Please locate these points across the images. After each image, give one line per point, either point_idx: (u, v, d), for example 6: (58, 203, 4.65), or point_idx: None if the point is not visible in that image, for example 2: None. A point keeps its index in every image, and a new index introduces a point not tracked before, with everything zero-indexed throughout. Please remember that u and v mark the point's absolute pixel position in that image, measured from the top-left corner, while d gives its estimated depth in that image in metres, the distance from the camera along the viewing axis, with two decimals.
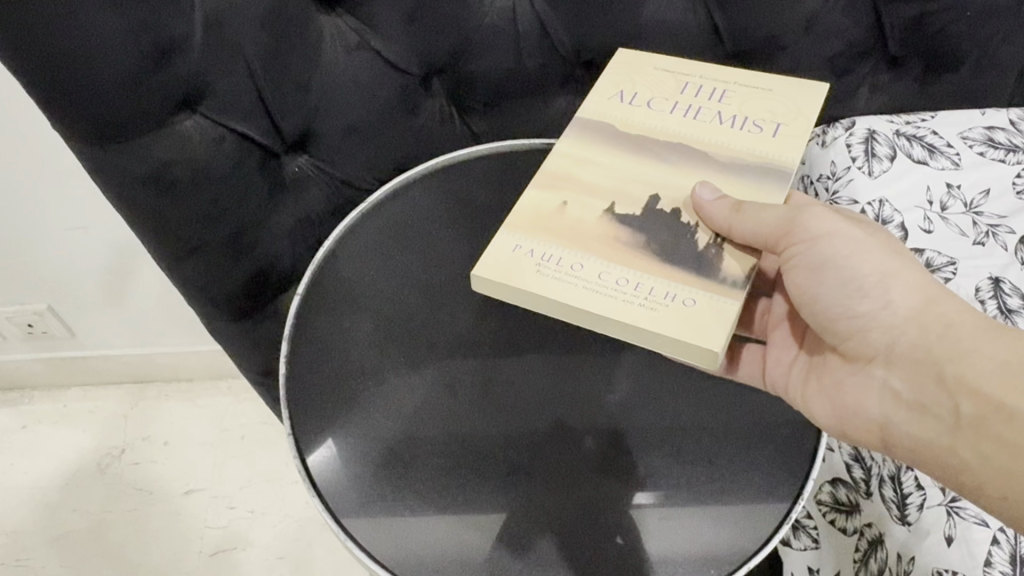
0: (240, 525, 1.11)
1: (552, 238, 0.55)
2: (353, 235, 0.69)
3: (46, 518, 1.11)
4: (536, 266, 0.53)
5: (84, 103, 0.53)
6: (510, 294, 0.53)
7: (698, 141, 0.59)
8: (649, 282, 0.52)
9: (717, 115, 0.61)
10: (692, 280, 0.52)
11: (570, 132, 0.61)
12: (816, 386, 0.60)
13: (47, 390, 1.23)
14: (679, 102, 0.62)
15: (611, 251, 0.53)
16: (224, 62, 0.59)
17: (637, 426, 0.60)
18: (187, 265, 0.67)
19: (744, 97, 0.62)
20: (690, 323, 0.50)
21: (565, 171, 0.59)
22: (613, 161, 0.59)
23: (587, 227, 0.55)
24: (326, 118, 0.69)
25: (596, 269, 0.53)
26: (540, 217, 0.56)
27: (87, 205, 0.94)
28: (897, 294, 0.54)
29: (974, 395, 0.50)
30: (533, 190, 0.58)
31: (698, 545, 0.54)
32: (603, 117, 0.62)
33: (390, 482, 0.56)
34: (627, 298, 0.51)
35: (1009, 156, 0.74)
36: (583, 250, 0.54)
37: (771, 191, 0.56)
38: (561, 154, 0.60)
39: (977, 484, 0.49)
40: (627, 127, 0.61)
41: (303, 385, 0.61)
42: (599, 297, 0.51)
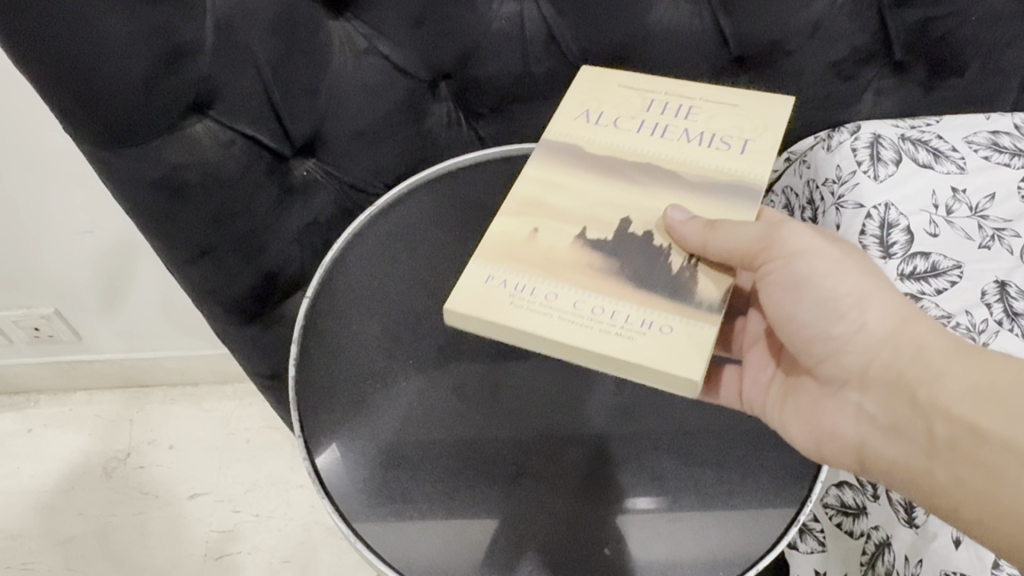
0: (245, 529, 1.11)
1: (524, 268, 0.53)
2: (359, 238, 0.69)
3: (52, 521, 1.12)
4: (510, 297, 0.52)
5: (96, 106, 0.54)
6: (484, 327, 0.52)
7: (667, 160, 0.59)
8: (624, 310, 0.51)
9: (684, 132, 0.60)
10: (669, 306, 0.51)
11: (537, 155, 0.60)
12: (791, 408, 0.58)
13: (53, 394, 1.24)
14: (645, 120, 0.61)
15: (585, 279, 0.53)
16: (234, 67, 0.60)
17: (645, 429, 0.60)
18: (196, 269, 0.68)
19: (710, 112, 0.61)
20: (668, 351, 0.49)
21: (535, 196, 0.57)
22: (578, 187, 0.58)
23: (560, 255, 0.54)
24: (334, 122, 0.69)
25: (570, 298, 0.52)
26: (509, 246, 0.55)
27: (96, 209, 0.94)
28: (872, 315, 0.53)
29: (947, 417, 0.48)
30: (503, 216, 0.57)
31: (706, 546, 0.54)
32: (569, 138, 0.61)
33: (400, 484, 0.56)
34: (604, 327, 0.50)
35: (1015, 160, 0.74)
36: (557, 280, 0.53)
37: (745, 213, 0.56)
38: (530, 176, 0.59)
39: (954, 508, 0.48)
40: (593, 148, 0.60)
41: (312, 388, 0.61)
42: (575, 328, 0.50)
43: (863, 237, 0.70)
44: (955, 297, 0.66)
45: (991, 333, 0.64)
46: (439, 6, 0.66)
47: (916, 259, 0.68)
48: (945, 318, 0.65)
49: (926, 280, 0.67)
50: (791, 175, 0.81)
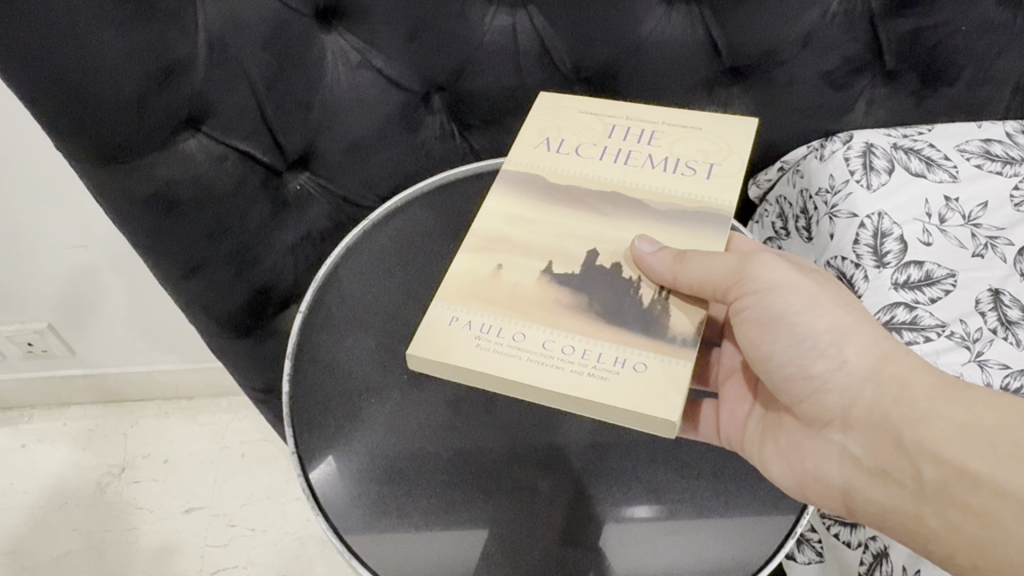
0: (240, 543, 1.11)
1: (488, 308, 0.54)
2: (354, 252, 0.69)
3: (46, 537, 1.11)
4: (475, 340, 0.52)
5: (87, 123, 0.54)
6: (451, 371, 0.52)
7: (632, 186, 0.60)
8: (596, 348, 0.51)
9: (649, 158, 0.61)
10: (640, 343, 0.51)
11: (498, 188, 0.61)
12: (772, 446, 0.58)
13: (47, 409, 1.23)
14: (608, 146, 0.63)
15: (553, 317, 0.53)
16: (227, 82, 0.60)
17: (641, 441, 0.60)
18: (190, 284, 0.67)
19: (674, 137, 0.62)
20: (643, 390, 0.49)
21: (497, 232, 0.58)
22: (540, 218, 0.59)
23: (525, 292, 0.55)
24: (328, 136, 0.69)
25: (537, 338, 0.52)
26: (475, 286, 0.55)
27: (89, 224, 0.94)
28: (851, 353, 0.53)
29: (935, 460, 0.49)
30: (467, 254, 0.57)
31: (705, 558, 0.54)
32: (531, 168, 0.62)
33: (396, 499, 0.56)
34: (575, 367, 0.51)
35: (1007, 168, 0.74)
36: (525, 320, 0.53)
37: (711, 236, 0.57)
38: (495, 212, 0.59)
39: (945, 553, 0.48)
40: (556, 177, 0.61)
41: (308, 403, 0.61)
42: (544, 369, 0.51)
43: (858, 246, 0.70)
44: (950, 305, 0.66)
45: (986, 341, 0.64)
46: (432, 19, 0.66)
47: (910, 268, 0.68)
48: (940, 327, 0.65)
49: (920, 289, 0.67)
50: (784, 184, 0.81)
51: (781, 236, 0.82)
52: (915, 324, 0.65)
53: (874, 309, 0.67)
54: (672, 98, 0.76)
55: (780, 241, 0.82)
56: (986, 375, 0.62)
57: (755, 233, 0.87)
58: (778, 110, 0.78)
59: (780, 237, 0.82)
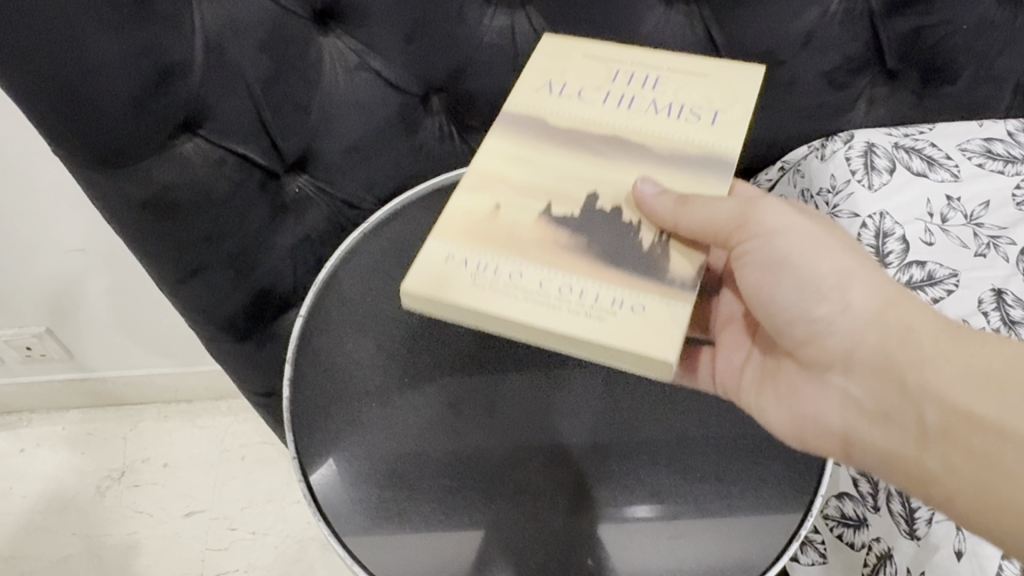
0: (241, 546, 1.11)
1: (481, 243, 0.52)
2: (354, 255, 0.69)
3: (46, 542, 1.11)
4: (469, 277, 0.51)
5: (84, 127, 0.53)
6: (447, 311, 0.51)
7: (635, 132, 0.57)
8: (592, 289, 0.50)
9: (652, 103, 0.58)
10: (639, 283, 0.50)
11: (497, 129, 0.58)
12: (771, 391, 0.58)
13: (46, 413, 1.22)
14: (611, 91, 0.59)
15: (550, 257, 0.51)
16: (225, 85, 0.59)
17: (643, 444, 0.59)
18: (188, 288, 0.67)
19: (676, 83, 0.59)
20: (638, 331, 0.48)
21: (496, 171, 0.56)
22: (538, 115, 0.58)
23: (522, 232, 0.53)
24: (327, 138, 0.69)
25: (531, 274, 0.51)
26: (467, 222, 0.53)
27: (87, 227, 0.94)
28: (855, 296, 0.52)
29: (941, 403, 0.48)
30: (471, 159, 0.57)
31: (709, 561, 0.54)
32: (533, 111, 0.59)
33: (397, 504, 0.56)
34: (570, 308, 0.49)
35: (1009, 167, 0.74)
36: (520, 256, 0.52)
37: (714, 180, 0.55)
38: (494, 127, 0.58)
39: (946, 496, 0.47)
40: (556, 121, 0.58)
41: (307, 408, 0.60)
42: (536, 307, 0.49)
43: (859, 246, 0.70)
44: (952, 305, 0.66)
45: None
46: (430, 20, 0.66)
47: (912, 268, 0.68)
48: None
49: (922, 289, 0.67)
50: (784, 184, 0.81)
51: None
52: None
53: None
54: None
55: None
56: None
57: None
58: (779, 110, 0.78)
59: None
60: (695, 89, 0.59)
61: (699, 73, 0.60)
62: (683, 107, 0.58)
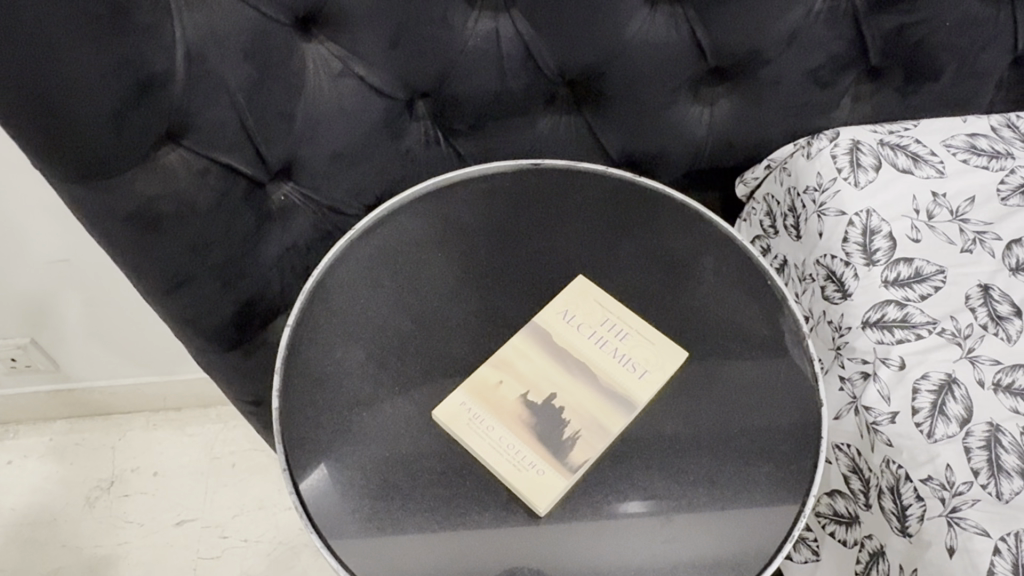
0: (233, 554, 1.10)
1: (483, 404, 0.59)
2: (341, 263, 0.69)
3: (36, 555, 1.10)
4: (469, 424, 0.58)
5: (65, 140, 0.53)
6: (460, 431, 0.58)
7: (581, 357, 0.62)
8: (527, 463, 0.56)
9: (602, 337, 0.63)
10: (548, 463, 0.57)
11: (529, 329, 0.63)
12: None
13: (32, 424, 1.21)
14: (600, 334, 0.63)
15: (522, 431, 0.58)
16: (207, 94, 0.59)
17: (637, 448, 0.59)
18: (174, 300, 0.66)
19: (627, 348, 0.63)
20: (542, 489, 0.55)
21: (517, 358, 0.62)
22: (546, 321, 0.64)
23: (514, 406, 0.59)
24: (312, 146, 0.69)
25: (506, 436, 0.57)
26: (478, 385, 0.60)
27: (69, 237, 0.93)
28: None
29: None
30: (499, 349, 0.63)
31: (702, 563, 0.55)
32: (557, 334, 0.63)
33: (389, 514, 0.55)
34: (514, 475, 0.56)
35: (993, 162, 0.74)
36: (502, 421, 0.58)
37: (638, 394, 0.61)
38: (521, 327, 0.65)
39: None
40: (564, 344, 0.62)
41: (297, 419, 0.60)
42: (498, 461, 0.57)
43: (846, 244, 0.70)
44: (939, 302, 0.66)
45: (977, 337, 0.63)
46: (413, 25, 0.66)
47: (899, 265, 0.68)
48: (931, 324, 0.64)
49: (910, 286, 0.67)
50: (771, 183, 0.81)
51: (769, 234, 0.81)
52: (906, 322, 0.65)
53: (865, 307, 0.67)
54: (657, 99, 0.76)
55: (768, 239, 0.81)
56: (979, 371, 0.62)
57: (743, 232, 0.86)
58: (764, 108, 0.78)
59: (768, 235, 0.82)
60: (643, 350, 0.63)
61: (652, 346, 0.64)
62: (625, 354, 0.63)
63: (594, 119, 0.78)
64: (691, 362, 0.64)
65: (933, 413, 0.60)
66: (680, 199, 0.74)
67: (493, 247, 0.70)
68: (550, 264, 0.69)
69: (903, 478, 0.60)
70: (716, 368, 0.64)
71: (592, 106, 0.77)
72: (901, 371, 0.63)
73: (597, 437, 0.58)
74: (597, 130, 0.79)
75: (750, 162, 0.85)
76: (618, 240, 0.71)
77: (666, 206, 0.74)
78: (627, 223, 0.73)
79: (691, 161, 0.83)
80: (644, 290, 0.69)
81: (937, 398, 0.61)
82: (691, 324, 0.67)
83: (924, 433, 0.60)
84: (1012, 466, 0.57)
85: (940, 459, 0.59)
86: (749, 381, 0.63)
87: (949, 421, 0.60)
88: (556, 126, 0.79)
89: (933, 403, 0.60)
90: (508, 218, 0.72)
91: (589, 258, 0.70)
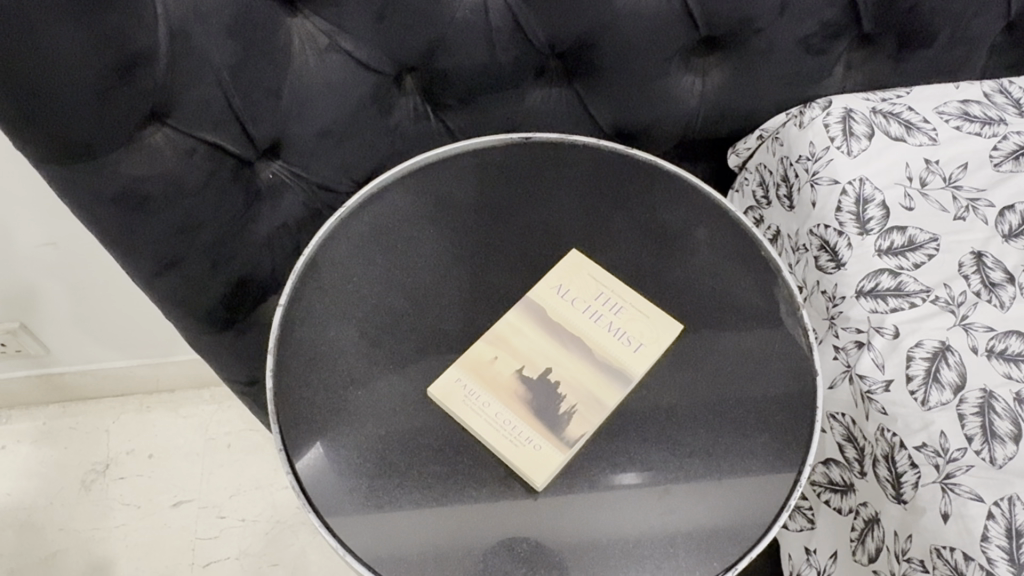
0: (232, 533, 1.11)
1: (478, 380, 0.59)
2: (331, 241, 0.68)
3: (33, 539, 1.10)
4: (464, 400, 0.58)
5: (46, 121, 0.51)
6: (454, 407, 0.58)
7: (576, 333, 0.61)
8: (522, 438, 0.56)
9: (597, 312, 0.63)
10: (544, 437, 0.56)
11: (522, 304, 0.63)
12: None
13: (24, 409, 1.20)
14: (595, 308, 0.63)
15: (518, 406, 0.58)
16: (192, 72, 0.58)
17: (633, 420, 0.59)
18: (164, 282, 0.65)
19: (623, 323, 0.63)
20: (536, 463, 0.55)
21: (510, 333, 0.61)
22: (540, 296, 0.64)
23: (509, 381, 0.59)
24: (300, 123, 0.68)
25: (502, 412, 0.57)
26: (473, 362, 0.60)
27: (56, 220, 0.91)
28: None
29: None
30: (492, 325, 0.63)
31: (698, 533, 0.55)
32: (551, 308, 0.63)
33: (387, 492, 0.55)
34: (509, 449, 0.56)
35: (985, 128, 0.74)
36: (498, 397, 0.58)
37: (633, 365, 0.61)
38: (514, 303, 0.64)
39: None
40: (558, 319, 0.62)
41: (292, 399, 0.59)
42: (494, 436, 0.57)
43: (840, 213, 0.70)
44: (932, 270, 0.66)
45: (970, 305, 0.63)
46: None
47: (892, 233, 0.68)
48: (925, 293, 0.64)
49: (903, 254, 0.67)
50: (764, 153, 0.80)
51: (762, 205, 0.81)
52: (900, 290, 0.65)
53: (859, 276, 0.67)
54: (649, 69, 0.75)
55: (761, 210, 0.81)
56: (972, 338, 0.62)
57: (736, 203, 0.86)
58: (755, 77, 0.78)
59: (761, 206, 0.81)
60: (637, 324, 0.63)
61: (647, 320, 0.63)
62: (620, 328, 0.62)
63: (585, 91, 0.77)
64: (685, 334, 0.64)
65: (927, 381, 0.60)
66: (672, 171, 0.74)
67: (485, 222, 0.70)
68: (543, 238, 0.69)
69: (898, 445, 0.60)
70: (711, 340, 0.64)
71: (583, 79, 0.76)
72: (895, 339, 0.63)
73: (593, 411, 0.58)
74: (588, 103, 0.78)
75: (742, 132, 0.85)
76: (611, 213, 0.71)
77: (659, 178, 0.73)
78: (619, 195, 0.72)
79: (682, 132, 0.83)
80: (638, 263, 0.68)
81: (931, 365, 0.61)
82: (686, 296, 0.66)
83: (918, 401, 0.60)
84: (1005, 432, 0.58)
85: (935, 426, 0.59)
86: (744, 352, 0.63)
87: (943, 388, 0.60)
88: (547, 98, 0.78)
89: (927, 371, 0.61)
90: (499, 193, 0.71)
91: (582, 232, 0.69)
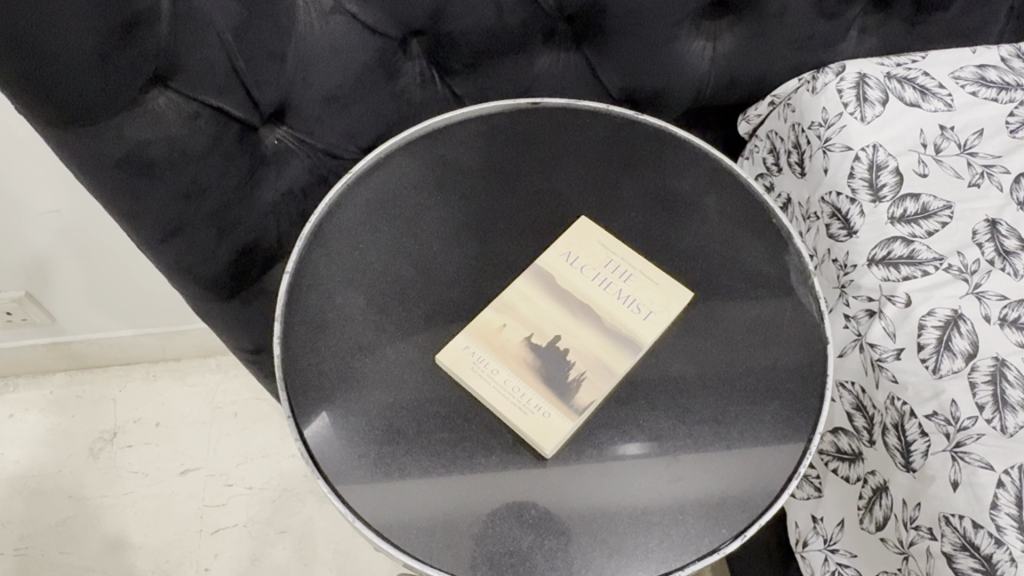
0: (239, 501, 1.11)
1: (487, 347, 0.59)
2: (337, 208, 0.67)
3: (43, 505, 1.10)
4: (471, 366, 0.58)
5: (47, 83, 0.50)
6: (461, 373, 0.58)
7: (586, 300, 0.61)
8: (530, 403, 0.56)
9: (606, 280, 0.62)
10: (552, 403, 0.56)
11: (530, 271, 0.63)
12: None
13: (31, 378, 1.21)
14: (605, 275, 0.63)
15: (525, 373, 0.57)
16: (195, 35, 0.57)
17: (641, 388, 0.59)
18: (169, 249, 0.65)
19: (633, 291, 0.62)
20: (543, 429, 0.55)
21: (519, 301, 0.61)
22: (548, 263, 0.63)
23: (515, 348, 0.58)
24: (305, 87, 0.67)
25: (510, 378, 0.57)
26: (481, 328, 0.59)
27: (59, 186, 0.91)
28: None
29: None
30: (499, 291, 0.63)
31: (707, 498, 0.55)
32: (559, 276, 0.62)
33: (396, 458, 0.55)
34: (517, 416, 0.56)
35: (1001, 94, 0.73)
36: (507, 364, 0.58)
37: (642, 331, 0.60)
38: (523, 270, 0.64)
39: None
40: (568, 286, 0.62)
41: (299, 365, 0.59)
42: (502, 402, 0.56)
43: (852, 180, 0.69)
44: (946, 237, 0.65)
45: (983, 273, 0.63)
46: None
47: (905, 201, 0.67)
48: (937, 260, 0.64)
49: (916, 222, 0.66)
50: (775, 119, 0.79)
51: (772, 172, 0.80)
52: (912, 259, 0.64)
53: (871, 244, 0.66)
54: (659, 34, 0.74)
55: (771, 177, 0.80)
56: (985, 307, 0.61)
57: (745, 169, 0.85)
58: (766, 41, 0.76)
59: (771, 173, 0.80)
60: (647, 292, 0.62)
61: (656, 287, 0.63)
62: (630, 295, 0.62)
63: (593, 56, 0.76)
64: (695, 303, 0.64)
65: (938, 349, 0.60)
66: (682, 136, 0.72)
67: (491, 188, 0.69)
68: (551, 205, 0.68)
69: (908, 414, 0.60)
70: (720, 308, 0.63)
71: (591, 43, 0.75)
72: (907, 307, 0.62)
73: (602, 379, 0.58)
74: (596, 68, 0.77)
75: (752, 98, 0.84)
76: (619, 180, 0.70)
77: (669, 145, 0.72)
78: (630, 163, 0.71)
79: (692, 98, 0.82)
80: (647, 230, 0.67)
81: (943, 334, 0.60)
82: (695, 263, 0.66)
83: (929, 369, 0.60)
84: (1017, 400, 0.57)
85: (945, 395, 0.59)
86: (754, 321, 0.63)
87: (954, 356, 0.59)
88: (555, 63, 0.77)
89: (939, 339, 0.60)
90: (506, 160, 0.70)
91: (591, 199, 0.69)
